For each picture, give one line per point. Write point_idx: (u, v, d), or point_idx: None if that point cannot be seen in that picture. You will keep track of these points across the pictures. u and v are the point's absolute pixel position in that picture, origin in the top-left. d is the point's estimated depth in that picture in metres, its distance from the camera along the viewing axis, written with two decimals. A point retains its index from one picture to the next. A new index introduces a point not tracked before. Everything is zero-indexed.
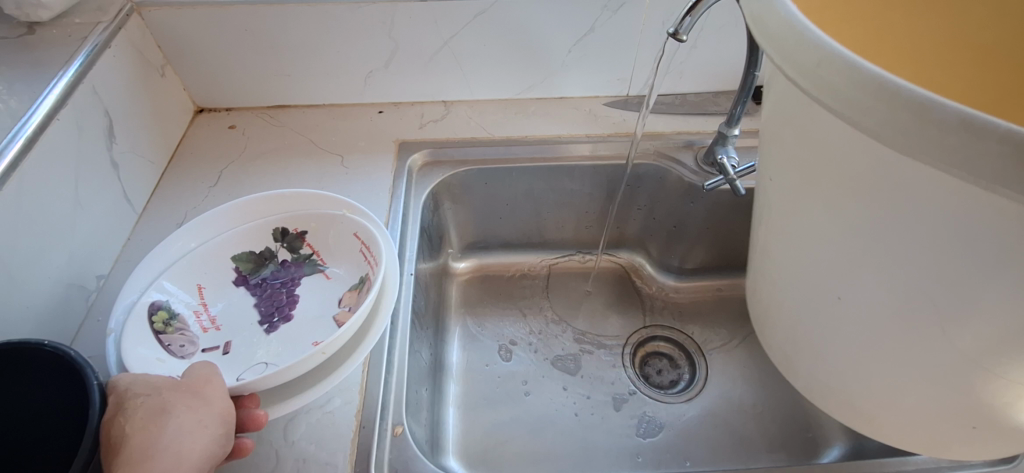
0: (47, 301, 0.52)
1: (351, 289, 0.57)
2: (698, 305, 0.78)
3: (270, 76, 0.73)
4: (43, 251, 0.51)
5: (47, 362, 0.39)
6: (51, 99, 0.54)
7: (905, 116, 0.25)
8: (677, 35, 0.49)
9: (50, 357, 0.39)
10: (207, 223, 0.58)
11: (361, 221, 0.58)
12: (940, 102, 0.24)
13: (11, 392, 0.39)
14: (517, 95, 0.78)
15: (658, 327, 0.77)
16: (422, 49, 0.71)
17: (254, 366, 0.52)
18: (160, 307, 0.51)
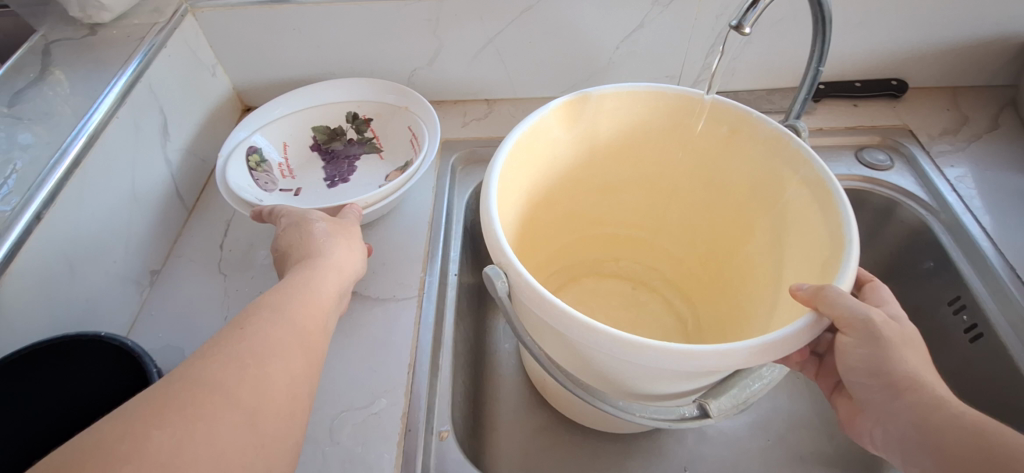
0: (105, 294, 0.53)
1: (396, 169, 0.65)
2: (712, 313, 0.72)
3: (316, 76, 0.74)
4: (102, 244, 0.53)
5: (107, 362, 0.40)
6: (112, 97, 0.55)
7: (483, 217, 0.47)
8: (740, 28, 0.47)
9: (109, 348, 0.40)
10: (299, 96, 0.69)
11: (416, 117, 0.66)
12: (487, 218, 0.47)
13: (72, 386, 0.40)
14: (562, 93, 0.76)
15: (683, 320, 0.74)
16: (465, 47, 0.70)
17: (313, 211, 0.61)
18: (256, 152, 0.64)
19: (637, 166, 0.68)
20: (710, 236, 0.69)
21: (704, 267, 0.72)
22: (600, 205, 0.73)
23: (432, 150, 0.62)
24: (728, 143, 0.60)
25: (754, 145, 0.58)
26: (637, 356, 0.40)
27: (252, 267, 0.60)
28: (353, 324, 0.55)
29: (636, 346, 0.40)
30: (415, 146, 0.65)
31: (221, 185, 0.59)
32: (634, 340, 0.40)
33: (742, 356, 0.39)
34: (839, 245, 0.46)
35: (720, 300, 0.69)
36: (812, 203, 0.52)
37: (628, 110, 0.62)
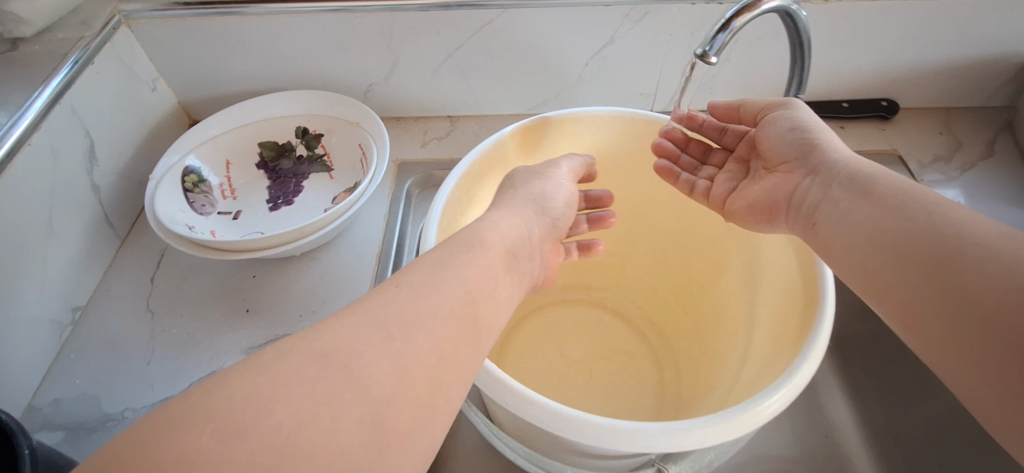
0: (15, 338, 0.49)
1: (344, 191, 0.60)
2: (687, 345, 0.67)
3: (266, 91, 0.69)
4: (11, 285, 0.48)
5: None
6: (24, 124, 0.50)
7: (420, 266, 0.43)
8: (706, 57, 0.43)
9: None
10: (245, 108, 0.64)
11: (367, 134, 0.61)
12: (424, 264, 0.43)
13: None
14: (530, 111, 0.71)
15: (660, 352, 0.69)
16: (424, 62, 0.66)
17: (251, 234, 0.57)
18: (194, 172, 0.59)
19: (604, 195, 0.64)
20: (682, 265, 0.65)
21: (679, 300, 0.68)
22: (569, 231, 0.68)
23: (380, 171, 0.57)
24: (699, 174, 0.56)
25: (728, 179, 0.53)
26: (579, 434, 0.36)
27: (183, 304, 0.55)
28: None
29: (577, 422, 0.36)
30: (364, 167, 0.60)
31: (149, 209, 0.55)
32: (575, 415, 0.36)
33: (693, 437, 0.35)
34: (812, 305, 0.42)
35: (693, 338, 0.65)
36: (785, 247, 0.48)
37: (593, 136, 0.57)
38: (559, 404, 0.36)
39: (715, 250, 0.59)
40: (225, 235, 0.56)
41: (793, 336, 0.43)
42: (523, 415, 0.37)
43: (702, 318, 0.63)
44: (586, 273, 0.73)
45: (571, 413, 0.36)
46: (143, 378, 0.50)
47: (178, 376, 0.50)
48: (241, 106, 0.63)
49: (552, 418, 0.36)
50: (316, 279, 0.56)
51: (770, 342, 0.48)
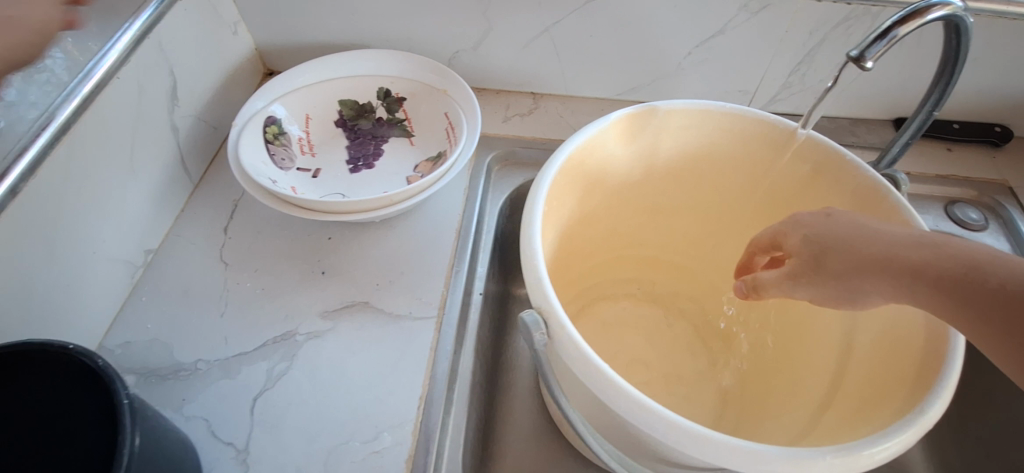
0: (92, 276, 0.47)
1: (426, 160, 0.57)
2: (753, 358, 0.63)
3: (348, 47, 0.66)
4: (91, 221, 0.46)
5: (57, 369, 0.34)
6: (113, 54, 0.48)
7: (527, 251, 0.41)
8: (859, 61, 0.39)
9: (75, 364, 0.33)
10: (330, 62, 0.61)
11: (455, 103, 0.58)
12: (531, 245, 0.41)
13: (42, 393, 0.35)
14: (618, 96, 0.68)
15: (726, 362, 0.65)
16: (518, 35, 0.62)
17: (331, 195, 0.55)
18: (274, 123, 0.57)
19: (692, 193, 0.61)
20: None
21: (753, 311, 0.65)
22: (646, 225, 0.65)
23: (471, 144, 0.54)
24: (806, 184, 0.53)
25: (838, 192, 0.51)
26: (697, 448, 0.34)
27: (256, 259, 0.54)
28: (362, 340, 0.49)
29: (698, 436, 0.34)
30: (449, 136, 0.57)
31: (231, 157, 0.53)
32: (693, 428, 0.35)
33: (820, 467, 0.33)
34: (939, 338, 0.39)
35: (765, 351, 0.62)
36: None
37: (696, 131, 0.54)
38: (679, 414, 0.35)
39: None
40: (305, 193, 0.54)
41: (911, 368, 0.41)
42: (636, 422, 0.36)
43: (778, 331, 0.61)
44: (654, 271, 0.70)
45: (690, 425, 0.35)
46: (216, 330, 0.49)
47: (252, 332, 0.49)
48: (327, 59, 0.60)
49: (669, 427, 0.35)
50: (393, 248, 0.54)
51: (876, 371, 0.45)
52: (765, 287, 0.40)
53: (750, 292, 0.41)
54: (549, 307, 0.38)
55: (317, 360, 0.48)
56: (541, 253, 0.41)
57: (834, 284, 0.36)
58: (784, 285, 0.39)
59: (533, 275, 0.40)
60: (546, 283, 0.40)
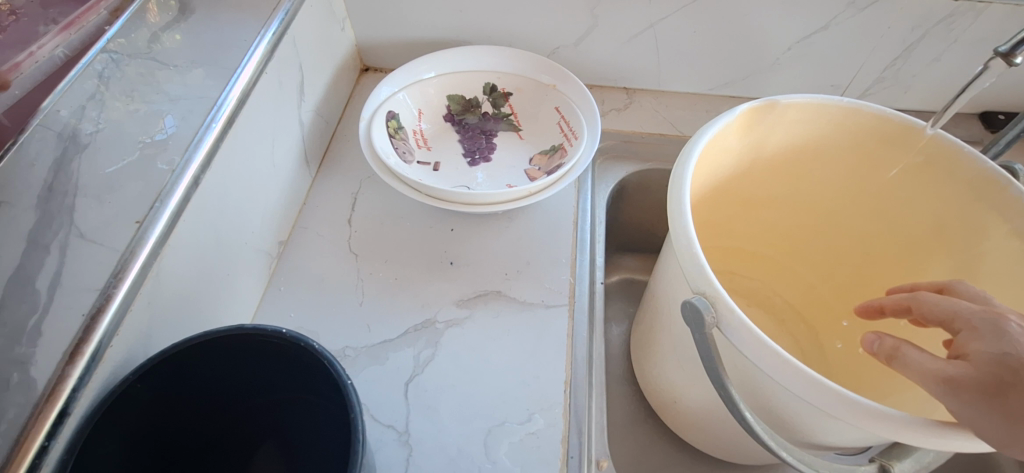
0: (247, 268, 0.49)
1: (541, 152, 0.59)
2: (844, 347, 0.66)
3: (449, 42, 0.68)
4: (245, 214, 0.48)
5: (272, 351, 0.36)
6: (260, 54, 0.49)
7: (683, 242, 0.43)
8: (1010, 56, 0.41)
9: (293, 346, 0.35)
10: (439, 57, 0.62)
11: (567, 97, 0.60)
12: (685, 236, 0.43)
13: (260, 371, 0.37)
14: (709, 91, 0.69)
15: (816, 352, 0.67)
16: (621, 30, 0.64)
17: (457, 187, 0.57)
18: (394, 117, 0.59)
19: (791, 187, 0.63)
20: (857, 266, 0.64)
21: (840, 299, 0.66)
22: (741, 217, 0.66)
23: (593, 138, 0.56)
24: (918, 176, 0.55)
25: (953, 183, 0.52)
26: (873, 424, 0.37)
27: (385, 250, 0.55)
28: (500, 327, 0.51)
29: (874, 412, 0.37)
30: (564, 132, 0.59)
31: (365, 150, 0.55)
32: (869, 404, 0.37)
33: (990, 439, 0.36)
34: None
35: (855, 338, 0.64)
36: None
37: (809, 124, 0.56)
38: (854, 393, 0.38)
39: (912, 254, 0.58)
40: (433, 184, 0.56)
41: None
42: (812, 399, 0.38)
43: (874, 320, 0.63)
44: (743, 266, 0.71)
45: (866, 402, 0.37)
46: (358, 318, 0.51)
47: (393, 320, 0.51)
48: (439, 55, 0.61)
49: (848, 404, 0.38)
50: (516, 239, 0.56)
51: None
52: (912, 365, 0.37)
53: (884, 355, 0.39)
54: (716, 293, 0.40)
55: (460, 346, 0.49)
56: (697, 242, 0.43)
57: (997, 410, 0.32)
58: (935, 379, 0.35)
59: (693, 263, 0.42)
60: (709, 270, 0.42)
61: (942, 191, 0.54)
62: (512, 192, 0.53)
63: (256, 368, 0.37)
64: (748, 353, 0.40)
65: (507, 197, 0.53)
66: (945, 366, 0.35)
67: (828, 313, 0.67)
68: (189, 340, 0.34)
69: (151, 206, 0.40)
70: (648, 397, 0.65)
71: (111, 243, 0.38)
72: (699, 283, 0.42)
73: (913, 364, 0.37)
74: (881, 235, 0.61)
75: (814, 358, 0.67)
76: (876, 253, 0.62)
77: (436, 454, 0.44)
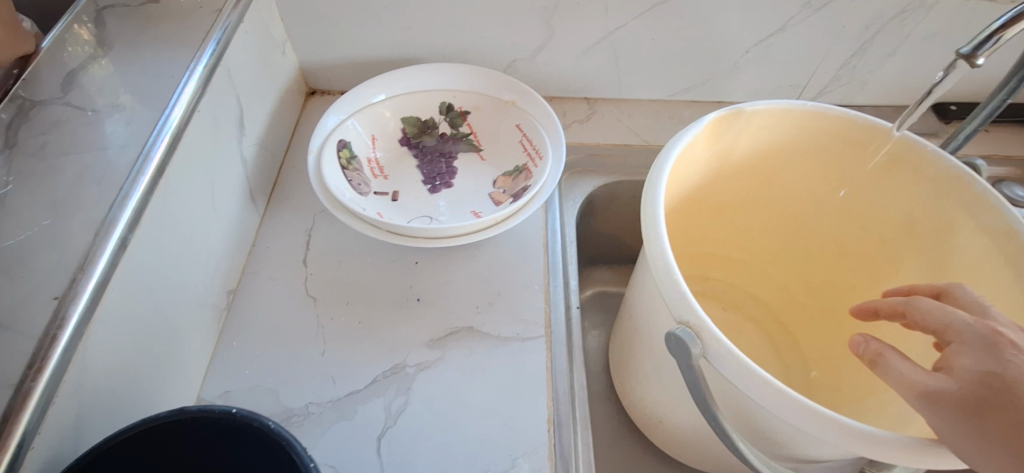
0: (192, 328, 0.44)
1: (504, 174, 0.56)
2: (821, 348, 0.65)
3: (399, 60, 0.64)
4: (185, 270, 0.43)
5: (223, 434, 0.32)
6: (189, 94, 0.45)
7: (661, 268, 0.42)
8: (972, 58, 0.41)
9: (246, 430, 0.31)
10: (389, 78, 0.59)
11: (528, 114, 0.57)
12: (663, 261, 0.42)
13: (211, 457, 0.33)
14: (671, 96, 0.68)
15: (794, 354, 0.67)
16: (579, 40, 0.61)
17: (419, 218, 0.54)
18: (345, 146, 0.55)
19: (760, 192, 0.62)
20: (829, 267, 0.63)
21: (815, 299, 0.66)
22: (712, 224, 0.65)
23: (558, 156, 0.53)
24: (884, 176, 0.54)
25: (919, 183, 0.52)
26: (867, 449, 0.36)
27: (346, 291, 0.52)
28: (474, 366, 0.48)
29: (867, 436, 0.36)
30: (527, 151, 0.56)
31: (317, 186, 0.51)
32: (862, 429, 0.36)
33: None
34: None
35: (831, 337, 0.64)
36: (998, 258, 0.47)
37: (774, 130, 0.55)
38: (847, 417, 0.36)
39: (882, 253, 0.58)
40: (393, 217, 0.53)
41: None
42: (803, 426, 0.37)
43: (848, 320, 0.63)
44: (717, 272, 0.70)
45: (859, 426, 0.36)
46: (320, 370, 0.47)
47: (359, 369, 0.47)
48: (389, 76, 0.58)
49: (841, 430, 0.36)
50: (485, 269, 0.53)
51: None
52: (893, 373, 0.36)
53: (867, 359, 0.38)
54: (699, 322, 0.39)
55: (433, 391, 0.46)
56: (675, 266, 0.41)
57: (971, 431, 0.31)
58: (915, 392, 0.34)
59: (673, 290, 0.40)
60: (689, 296, 0.40)
61: (908, 191, 0.53)
62: (478, 222, 0.50)
63: (203, 454, 0.33)
64: (736, 382, 0.38)
65: (474, 227, 0.50)
66: (928, 379, 0.34)
67: (803, 314, 0.67)
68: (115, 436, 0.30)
69: (71, 280, 0.35)
70: (632, 416, 0.63)
71: (26, 327, 0.34)
72: (681, 311, 0.40)
73: (895, 373, 0.36)
74: (851, 236, 0.60)
75: (792, 360, 0.66)
76: (846, 253, 0.61)
77: None
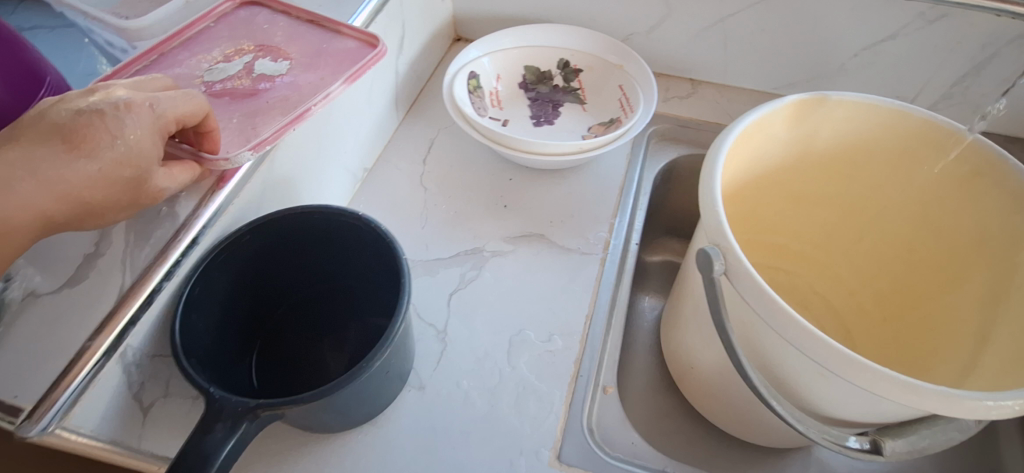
0: (337, 180, 0.58)
1: (599, 124, 0.66)
2: (876, 354, 0.67)
3: (532, 20, 0.75)
4: (342, 133, 0.57)
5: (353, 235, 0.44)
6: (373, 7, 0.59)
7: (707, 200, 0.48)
8: None
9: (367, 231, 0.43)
10: (522, 32, 0.71)
11: (631, 76, 0.66)
12: (710, 194, 0.48)
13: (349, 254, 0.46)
14: (773, 90, 0.73)
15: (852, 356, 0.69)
16: (693, 22, 0.69)
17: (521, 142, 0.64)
18: (475, 78, 0.67)
19: (840, 186, 0.66)
20: (901, 273, 0.65)
21: (881, 304, 0.68)
22: (790, 212, 0.69)
23: (648, 112, 0.61)
24: (964, 184, 0.56)
25: (994, 194, 0.54)
26: (854, 375, 0.40)
27: (452, 188, 0.64)
28: (537, 263, 0.57)
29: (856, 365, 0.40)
30: (623, 106, 0.65)
31: (447, 99, 0.63)
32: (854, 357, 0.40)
33: (965, 407, 0.39)
34: None
35: (891, 344, 0.66)
36: None
37: (859, 123, 0.59)
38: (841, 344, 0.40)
39: (953, 263, 0.59)
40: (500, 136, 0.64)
41: None
42: (803, 351, 0.42)
43: (910, 328, 0.64)
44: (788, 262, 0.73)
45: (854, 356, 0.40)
46: (419, 237, 0.59)
47: (447, 244, 0.59)
48: (523, 30, 0.70)
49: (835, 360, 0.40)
50: (565, 195, 0.63)
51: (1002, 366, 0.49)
52: None
53: None
54: (726, 244, 0.45)
55: (500, 272, 0.57)
56: (720, 201, 0.48)
57: None
58: None
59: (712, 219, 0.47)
60: (725, 225, 0.46)
61: (984, 202, 0.55)
62: (568, 147, 0.59)
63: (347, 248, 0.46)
64: (749, 301, 0.43)
65: (564, 152, 0.60)
66: None
67: (867, 318, 0.69)
68: (294, 210, 0.43)
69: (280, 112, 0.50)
70: (668, 366, 0.69)
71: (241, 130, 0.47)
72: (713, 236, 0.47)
73: None
74: (927, 243, 0.62)
75: None
76: (919, 260, 0.63)
77: (466, 353, 0.51)
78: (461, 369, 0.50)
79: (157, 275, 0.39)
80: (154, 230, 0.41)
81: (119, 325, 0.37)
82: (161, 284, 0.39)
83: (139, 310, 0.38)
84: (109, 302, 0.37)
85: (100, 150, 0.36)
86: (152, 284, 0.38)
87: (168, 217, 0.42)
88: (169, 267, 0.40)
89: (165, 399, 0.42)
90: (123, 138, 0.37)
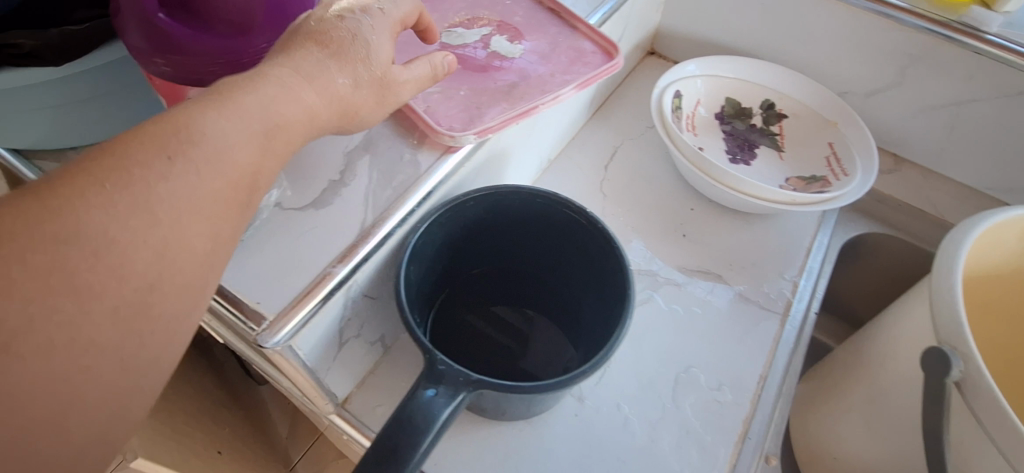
0: (529, 164, 0.57)
1: (799, 177, 0.62)
2: None
3: (738, 51, 0.72)
4: (552, 121, 0.56)
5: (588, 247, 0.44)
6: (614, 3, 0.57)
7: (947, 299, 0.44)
8: None
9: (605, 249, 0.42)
10: (734, 62, 0.67)
11: (845, 137, 0.63)
12: (951, 293, 0.44)
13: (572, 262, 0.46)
14: (984, 190, 0.67)
15: None
16: (923, 97, 0.64)
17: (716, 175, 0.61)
18: (678, 97, 0.65)
19: None
20: None
21: None
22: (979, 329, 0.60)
23: (866, 179, 0.58)
24: None
25: None
26: None
27: (630, 202, 0.62)
28: (712, 304, 0.54)
29: None
30: (831, 166, 0.62)
31: (653, 112, 0.61)
32: None
33: None
34: None
35: None
36: None
37: None
38: None
39: None
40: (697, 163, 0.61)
41: None
42: None
43: None
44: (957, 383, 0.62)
45: None
46: None
47: None
48: (736, 60, 0.67)
49: None
50: (748, 242, 0.59)
51: None
52: None
53: None
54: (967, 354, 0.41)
55: (672, 302, 0.54)
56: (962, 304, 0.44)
57: None
58: None
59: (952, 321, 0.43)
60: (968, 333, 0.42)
61: None
62: (777, 197, 0.56)
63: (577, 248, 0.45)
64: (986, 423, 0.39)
65: (769, 199, 0.57)
66: None
67: None
68: (543, 191, 0.43)
69: (525, 77, 0.47)
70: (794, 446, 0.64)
71: (485, 92, 0.46)
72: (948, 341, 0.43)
73: None
74: None
75: None
76: None
77: (630, 378, 0.49)
78: (623, 393, 0.48)
79: (393, 218, 0.38)
80: (397, 174, 0.40)
81: (356, 259, 0.36)
82: (393, 228, 0.38)
83: (372, 248, 0.37)
84: (350, 235, 0.37)
85: (340, 59, 0.34)
86: (389, 226, 0.38)
87: (410, 164, 0.41)
88: (405, 213, 0.39)
89: (355, 338, 0.42)
90: (360, 34, 0.35)
